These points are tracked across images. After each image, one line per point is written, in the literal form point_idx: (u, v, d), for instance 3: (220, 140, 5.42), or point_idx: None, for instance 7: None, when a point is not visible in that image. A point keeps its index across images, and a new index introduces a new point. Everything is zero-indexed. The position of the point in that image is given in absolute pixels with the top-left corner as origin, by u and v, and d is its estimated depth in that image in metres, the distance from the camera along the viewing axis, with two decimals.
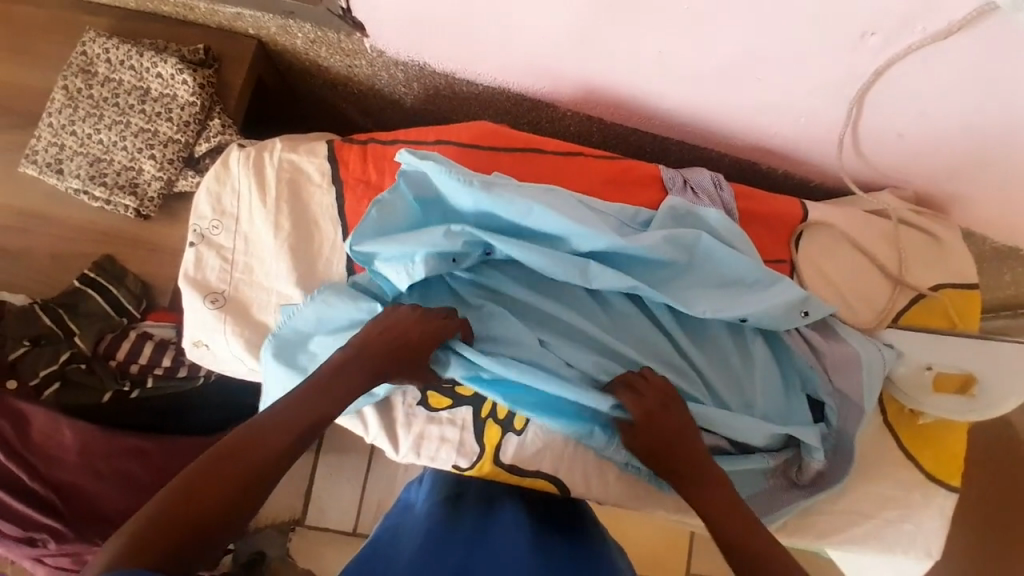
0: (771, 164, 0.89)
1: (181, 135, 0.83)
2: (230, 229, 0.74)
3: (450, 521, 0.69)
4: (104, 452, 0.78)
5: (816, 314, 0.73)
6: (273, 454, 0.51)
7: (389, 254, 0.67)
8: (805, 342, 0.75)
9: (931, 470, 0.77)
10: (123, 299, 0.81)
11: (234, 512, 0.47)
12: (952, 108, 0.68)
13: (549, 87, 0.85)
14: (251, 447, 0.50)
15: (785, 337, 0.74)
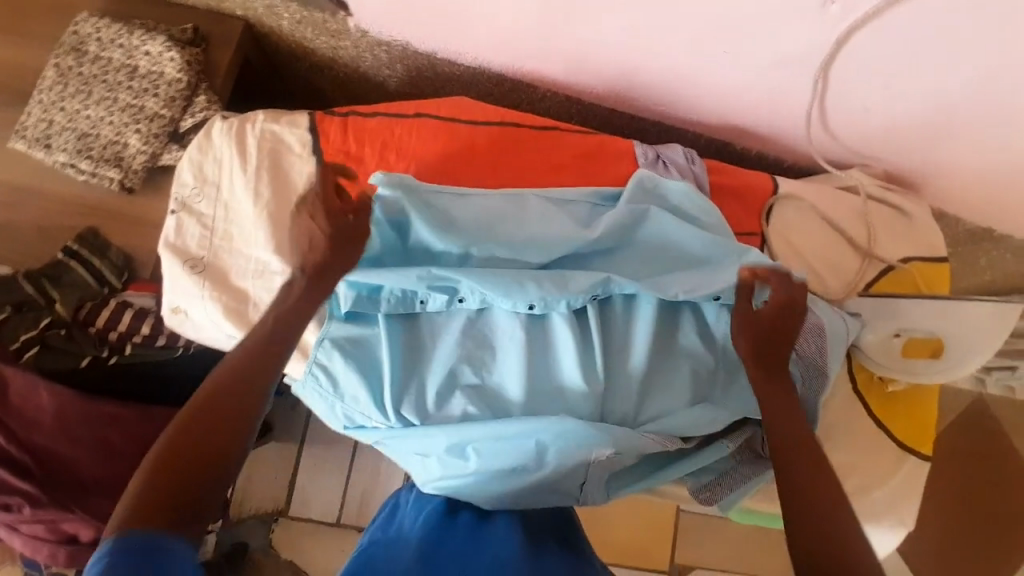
0: (744, 144, 0.91)
1: (166, 111, 0.85)
2: (210, 197, 0.75)
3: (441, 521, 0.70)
4: (80, 417, 0.78)
5: None
6: (239, 412, 0.58)
7: (359, 284, 0.71)
8: None
9: (903, 439, 0.79)
10: (105, 271, 0.83)
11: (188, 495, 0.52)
12: (914, 78, 0.70)
13: (528, 67, 0.87)
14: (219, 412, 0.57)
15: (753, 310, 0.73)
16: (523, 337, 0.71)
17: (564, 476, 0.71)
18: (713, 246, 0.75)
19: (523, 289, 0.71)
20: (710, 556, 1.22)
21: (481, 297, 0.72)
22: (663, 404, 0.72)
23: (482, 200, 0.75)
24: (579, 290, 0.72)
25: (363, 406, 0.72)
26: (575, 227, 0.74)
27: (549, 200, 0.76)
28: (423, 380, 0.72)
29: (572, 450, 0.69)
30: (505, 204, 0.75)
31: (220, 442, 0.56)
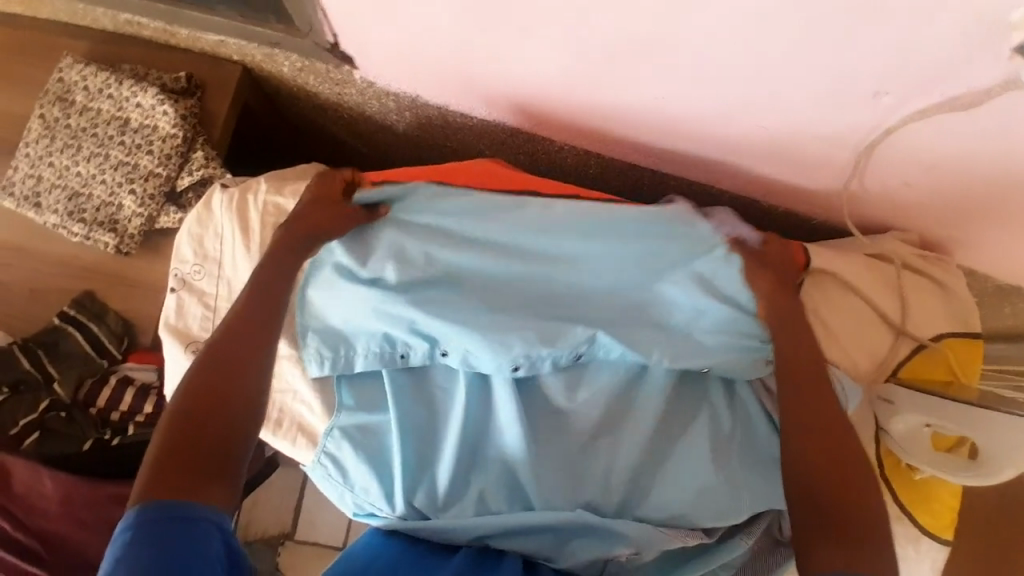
0: (773, 203, 0.86)
1: (162, 170, 0.80)
2: (211, 274, 0.72)
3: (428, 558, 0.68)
4: (84, 502, 0.76)
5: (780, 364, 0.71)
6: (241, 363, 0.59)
7: (330, 335, 0.72)
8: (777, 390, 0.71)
9: (927, 525, 0.77)
10: (102, 338, 0.80)
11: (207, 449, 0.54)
12: (963, 164, 0.66)
13: (544, 123, 0.82)
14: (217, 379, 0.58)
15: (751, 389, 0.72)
16: (511, 398, 0.69)
17: (583, 568, 0.70)
18: (726, 306, 0.69)
19: (508, 347, 0.68)
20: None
21: (465, 358, 0.70)
22: (681, 485, 0.68)
23: (477, 254, 0.71)
24: (564, 346, 0.69)
25: (372, 495, 0.69)
26: (563, 285, 0.72)
27: (545, 255, 0.71)
28: (431, 467, 0.69)
29: (587, 546, 0.68)
30: (498, 260, 0.71)
31: (230, 409, 0.57)
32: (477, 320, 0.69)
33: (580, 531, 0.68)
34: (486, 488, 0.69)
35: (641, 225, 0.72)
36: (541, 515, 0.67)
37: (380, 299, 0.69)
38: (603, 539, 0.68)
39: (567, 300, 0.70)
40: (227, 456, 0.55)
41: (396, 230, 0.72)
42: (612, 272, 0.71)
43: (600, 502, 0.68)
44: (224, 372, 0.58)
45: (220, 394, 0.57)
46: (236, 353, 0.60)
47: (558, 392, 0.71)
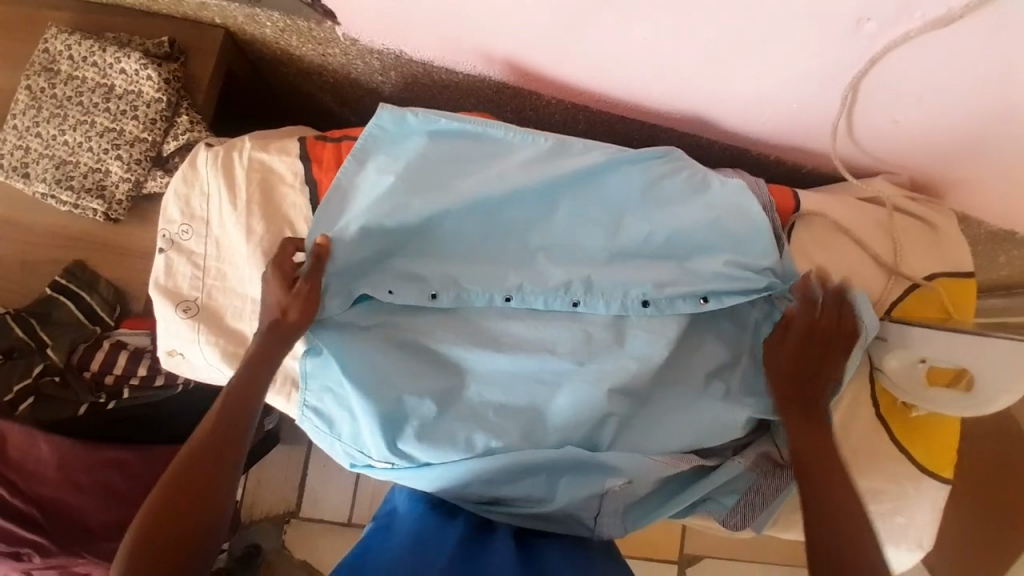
0: (763, 151, 0.85)
1: (148, 134, 0.80)
2: (199, 233, 0.71)
3: (436, 512, 0.75)
4: (82, 466, 0.79)
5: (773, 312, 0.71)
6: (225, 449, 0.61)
7: (339, 268, 0.69)
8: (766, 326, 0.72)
9: (925, 462, 0.77)
10: (96, 306, 0.79)
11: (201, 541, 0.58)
12: (951, 96, 0.66)
13: (531, 77, 0.81)
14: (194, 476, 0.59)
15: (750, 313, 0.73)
16: (496, 339, 0.70)
17: (578, 506, 0.71)
18: (724, 236, 0.70)
19: (500, 278, 0.71)
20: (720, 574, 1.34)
21: (455, 292, 0.70)
22: (670, 414, 0.70)
23: (470, 188, 0.70)
24: (556, 287, 0.70)
25: (362, 444, 0.70)
26: (575, 213, 0.72)
27: (540, 190, 0.71)
28: (407, 421, 0.68)
29: (582, 481, 0.69)
30: (511, 187, 0.70)
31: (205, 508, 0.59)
32: (469, 267, 0.71)
33: (569, 463, 0.69)
34: (463, 419, 0.68)
35: (642, 160, 0.71)
36: (537, 449, 0.67)
37: (388, 233, 0.69)
38: (594, 474, 0.69)
39: (552, 236, 0.72)
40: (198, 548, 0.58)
41: (410, 166, 0.70)
42: (617, 200, 0.72)
43: (589, 437, 0.69)
44: (199, 471, 0.59)
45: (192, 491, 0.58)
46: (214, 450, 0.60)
47: (548, 327, 0.70)
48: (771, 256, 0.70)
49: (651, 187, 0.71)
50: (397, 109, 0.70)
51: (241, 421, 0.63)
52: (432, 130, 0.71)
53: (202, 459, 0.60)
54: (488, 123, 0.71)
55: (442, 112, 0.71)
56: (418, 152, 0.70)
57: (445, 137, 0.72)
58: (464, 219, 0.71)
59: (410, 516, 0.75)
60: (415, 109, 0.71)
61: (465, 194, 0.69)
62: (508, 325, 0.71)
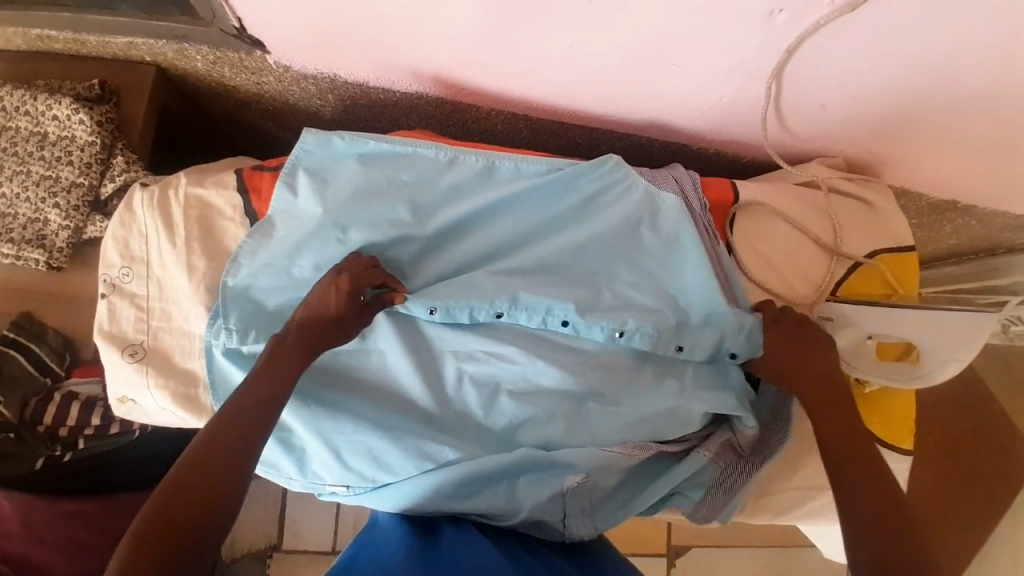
0: (702, 146, 0.87)
1: (84, 179, 0.79)
2: (140, 275, 0.70)
3: (421, 528, 0.72)
4: (45, 519, 0.79)
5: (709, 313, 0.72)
6: (250, 430, 0.59)
7: (274, 303, 0.68)
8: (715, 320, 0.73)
9: (883, 435, 0.79)
10: (44, 356, 0.78)
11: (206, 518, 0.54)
12: (870, 76, 0.68)
13: (467, 91, 0.81)
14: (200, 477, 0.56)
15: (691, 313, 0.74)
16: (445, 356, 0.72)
17: (543, 512, 0.71)
18: (656, 241, 0.74)
19: (425, 294, 0.70)
20: (707, 565, 1.36)
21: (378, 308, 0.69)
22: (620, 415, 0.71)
23: (401, 212, 0.70)
24: (484, 299, 0.70)
25: (317, 475, 0.72)
26: (512, 228, 0.73)
27: (474, 210, 0.72)
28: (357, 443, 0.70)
29: (541, 483, 0.71)
30: (451, 211, 0.71)
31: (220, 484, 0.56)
32: (415, 286, 0.71)
33: (526, 465, 0.70)
34: (420, 434, 0.70)
35: (575, 175, 0.74)
36: (489, 458, 0.70)
37: (323, 260, 0.69)
38: (552, 474, 0.71)
39: (491, 252, 0.73)
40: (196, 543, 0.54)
41: (340, 191, 0.70)
42: (552, 214, 0.74)
43: (542, 439, 0.71)
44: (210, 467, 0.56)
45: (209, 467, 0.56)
46: (232, 439, 0.58)
47: (487, 338, 0.71)
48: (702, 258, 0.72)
49: (584, 201, 0.74)
50: (323, 133, 0.70)
51: (269, 410, 0.60)
52: (361, 152, 0.71)
53: (224, 433, 0.58)
54: (419, 143, 0.72)
55: (371, 135, 0.72)
56: (348, 175, 0.70)
57: (375, 160, 0.71)
58: (405, 244, 0.71)
59: (395, 531, 0.72)
60: (342, 132, 0.71)
61: (397, 218, 0.70)
62: (447, 339, 0.72)
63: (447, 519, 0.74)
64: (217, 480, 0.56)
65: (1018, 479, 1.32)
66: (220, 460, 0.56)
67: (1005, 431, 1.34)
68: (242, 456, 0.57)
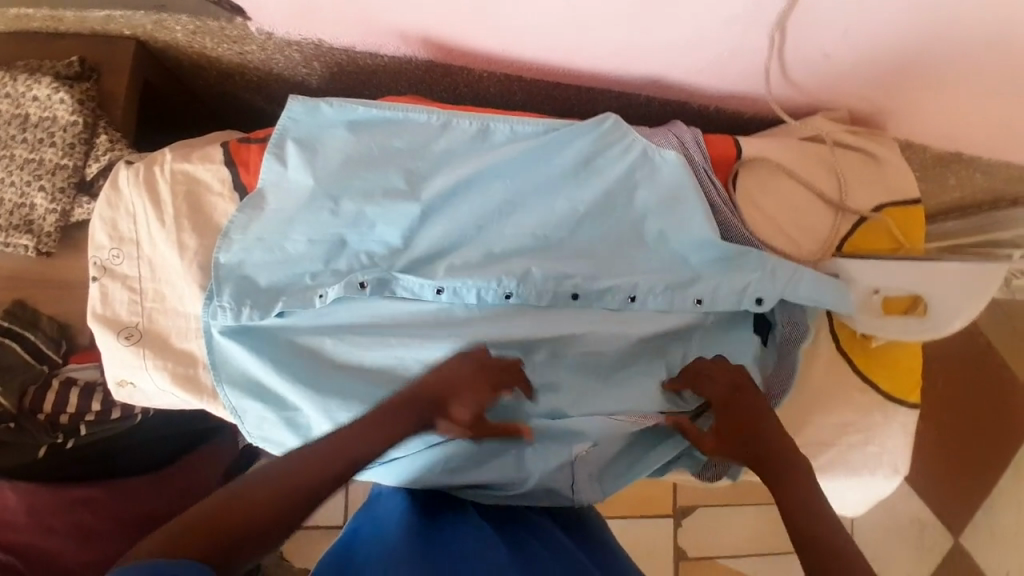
0: (702, 102, 0.84)
1: (68, 160, 0.77)
2: (131, 256, 0.69)
3: (419, 506, 0.70)
4: (51, 507, 0.76)
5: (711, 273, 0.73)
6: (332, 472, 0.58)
7: (278, 279, 0.68)
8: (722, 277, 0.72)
9: (891, 390, 0.78)
10: (40, 344, 0.77)
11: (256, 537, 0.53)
12: (876, 21, 0.65)
13: (458, 53, 0.78)
14: (267, 501, 0.54)
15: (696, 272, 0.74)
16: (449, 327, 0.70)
17: (552, 479, 0.70)
18: (658, 200, 0.73)
19: (431, 268, 0.70)
20: (713, 523, 1.38)
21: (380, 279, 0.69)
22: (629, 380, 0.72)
23: (397, 181, 0.69)
24: (490, 279, 0.70)
25: None
26: (512, 195, 0.72)
27: (471, 177, 0.70)
28: None
29: (550, 449, 0.70)
30: (447, 179, 0.70)
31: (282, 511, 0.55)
32: (419, 259, 0.70)
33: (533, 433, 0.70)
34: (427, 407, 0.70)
35: (573, 136, 0.72)
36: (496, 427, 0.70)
37: (319, 232, 0.68)
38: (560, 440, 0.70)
39: (491, 220, 0.72)
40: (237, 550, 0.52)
41: (331, 161, 0.68)
42: (552, 178, 0.73)
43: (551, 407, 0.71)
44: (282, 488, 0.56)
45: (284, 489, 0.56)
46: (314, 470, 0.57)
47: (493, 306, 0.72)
48: (702, 215, 0.72)
49: (583, 164, 0.73)
50: (310, 100, 0.68)
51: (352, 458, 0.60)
52: (350, 120, 0.69)
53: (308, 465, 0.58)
54: (409, 108, 0.70)
55: (359, 101, 0.69)
56: (339, 144, 0.68)
57: (366, 128, 0.69)
58: (402, 214, 0.69)
59: (394, 509, 0.69)
60: (330, 99, 0.69)
61: (393, 187, 0.69)
62: (451, 311, 0.71)
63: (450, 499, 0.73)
64: (281, 510, 0.55)
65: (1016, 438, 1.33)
66: (297, 486, 0.56)
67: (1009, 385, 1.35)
68: (313, 491, 0.57)
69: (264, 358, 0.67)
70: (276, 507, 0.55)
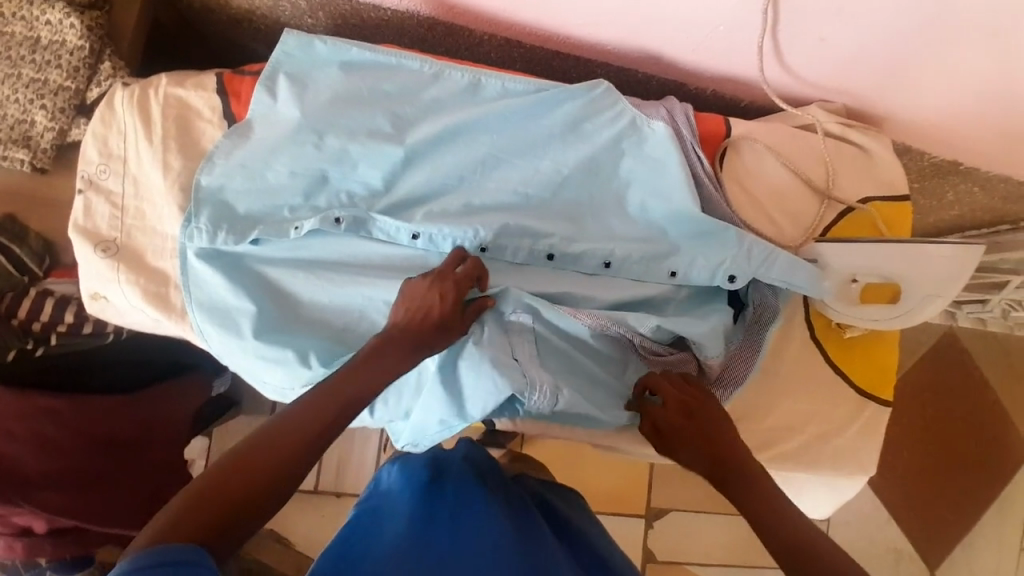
0: (699, 85, 0.85)
1: (71, 82, 0.78)
2: (117, 172, 0.70)
3: (424, 502, 0.66)
4: (14, 412, 0.75)
5: (686, 249, 0.72)
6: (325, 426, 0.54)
7: (259, 208, 0.69)
8: (699, 254, 0.72)
9: (862, 384, 0.78)
10: (25, 258, 0.81)
11: (261, 506, 0.50)
12: (870, 6, 0.65)
13: (458, 12, 0.80)
14: (268, 467, 0.50)
15: (674, 246, 0.73)
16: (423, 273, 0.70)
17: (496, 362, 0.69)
18: (642, 170, 0.73)
19: (409, 214, 0.70)
20: (688, 525, 1.35)
21: (356, 219, 0.69)
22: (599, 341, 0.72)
23: (382, 124, 0.70)
24: (467, 229, 0.70)
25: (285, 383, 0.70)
26: (498, 150, 0.72)
27: (458, 127, 0.71)
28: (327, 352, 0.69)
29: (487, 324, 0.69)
30: (432, 126, 0.70)
31: (283, 475, 0.51)
32: (398, 204, 0.71)
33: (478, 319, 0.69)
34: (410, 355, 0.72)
35: (564, 98, 0.73)
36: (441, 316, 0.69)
37: (301, 165, 0.69)
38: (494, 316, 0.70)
39: (474, 172, 0.72)
40: (242, 524, 0.48)
41: (320, 97, 0.69)
42: (540, 137, 0.73)
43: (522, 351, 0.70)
44: (278, 450, 0.51)
45: (281, 453, 0.51)
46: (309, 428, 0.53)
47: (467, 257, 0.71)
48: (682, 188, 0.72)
49: (571, 127, 0.73)
50: (305, 36, 0.69)
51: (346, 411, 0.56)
52: (343, 59, 0.70)
53: (302, 423, 0.53)
54: (403, 54, 0.71)
55: (354, 42, 0.70)
56: (329, 81, 0.69)
57: (356, 69, 0.70)
58: (384, 155, 0.69)
59: (401, 504, 0.65)
60: (324, 37, 0.70)
61: (378, 130, 0.70)
62: (425, 258, 0.71)
63: (454, 485, 0.69)
64: (284, 474, 0.51)
65: (998, 477, 1.31)
66: (295, 447, 0.52)
67: (1000, 422, 1.33)
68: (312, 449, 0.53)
69: (236, 285, 0.68)
70: (277, 471, 0.51)
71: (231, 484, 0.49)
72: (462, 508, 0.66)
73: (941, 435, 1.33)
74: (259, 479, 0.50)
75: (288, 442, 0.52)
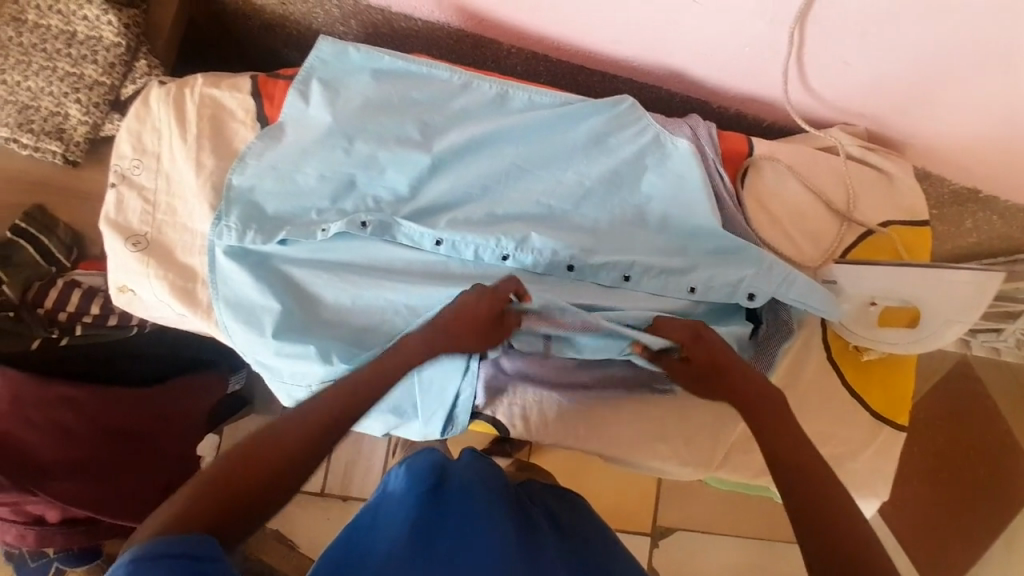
0: (722, 104, 0.86)
1: (107, 78, 0.79)
2: (150, 168, 0.72)
3: (430, 507, 0.65)
4: (35, 400, 0.77)
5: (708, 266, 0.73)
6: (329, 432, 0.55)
7: (286, 209, 0.70)
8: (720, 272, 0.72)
9: (876, 407, 0.78)
10: (53, 248, 0.84)
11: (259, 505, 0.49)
12: (896, 31, 0.66)
13: (489, 23, 0.81)
14: (267, 462, 0.51)
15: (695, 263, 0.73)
16: (444, 279, 0.71)
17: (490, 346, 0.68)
18: (664, 185, 0.74)
19: (434, 221, 0.71)
20: (692, 542, 1.35)
21: (382, 224, 0.70)
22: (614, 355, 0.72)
23: (411, 131, 0.71)
24: (490, 237, 0.71)
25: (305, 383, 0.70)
26: (522, 160, 0.73)
27: (485, 137, 0.72)
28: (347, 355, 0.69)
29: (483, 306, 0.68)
30: (460, 135, 0.71)
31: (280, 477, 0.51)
32: (423, 209, 0.71)
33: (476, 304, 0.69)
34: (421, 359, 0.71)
35: (590, 112, 0.74)
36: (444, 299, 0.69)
37: (330, 168, 0.70)
38: None
39: (499, 181, 0.73)
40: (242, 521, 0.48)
41: (352, 103, 0.70)
42: (564, 150, 0.74)
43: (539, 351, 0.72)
44: (278, 449, 0.52)
45: (279, 455, 0.51)
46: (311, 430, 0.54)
47: (489, 265, 0.72)
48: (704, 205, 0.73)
49: (596, 141, 0.74)
50: (340, 43, 0.71)
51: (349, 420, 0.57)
52: (375, 67, 0.72)
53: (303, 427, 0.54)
54: (433, 64, 0.73)
55: (387, 51, 0.72)
56: (361, 88, 0.71)
57: (388, 76, 0.72)
58: (412, 161, 0.71)
59: (405, 507, 0.64)
60: (358, 44, 0.72)
61: (406, 136, 0.71)
62: (447, 265, 0.72)
63: (458, 495, 0.69)
64: (284, 471, 0.51)
65: (1011, 508, 1.27)
66: (294, 449, 0.52)
67: (1010, 452, 1.30)
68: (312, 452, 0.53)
69: (262, 284, 0.69)
70: (278, 469, 0.51)
71: (233, 479, 0.49)
72: (471, 519, 0.64)
73: (950, 461, 1.32)
74: (259, 477, 0.50)
75: (288, 444, 0.52)
